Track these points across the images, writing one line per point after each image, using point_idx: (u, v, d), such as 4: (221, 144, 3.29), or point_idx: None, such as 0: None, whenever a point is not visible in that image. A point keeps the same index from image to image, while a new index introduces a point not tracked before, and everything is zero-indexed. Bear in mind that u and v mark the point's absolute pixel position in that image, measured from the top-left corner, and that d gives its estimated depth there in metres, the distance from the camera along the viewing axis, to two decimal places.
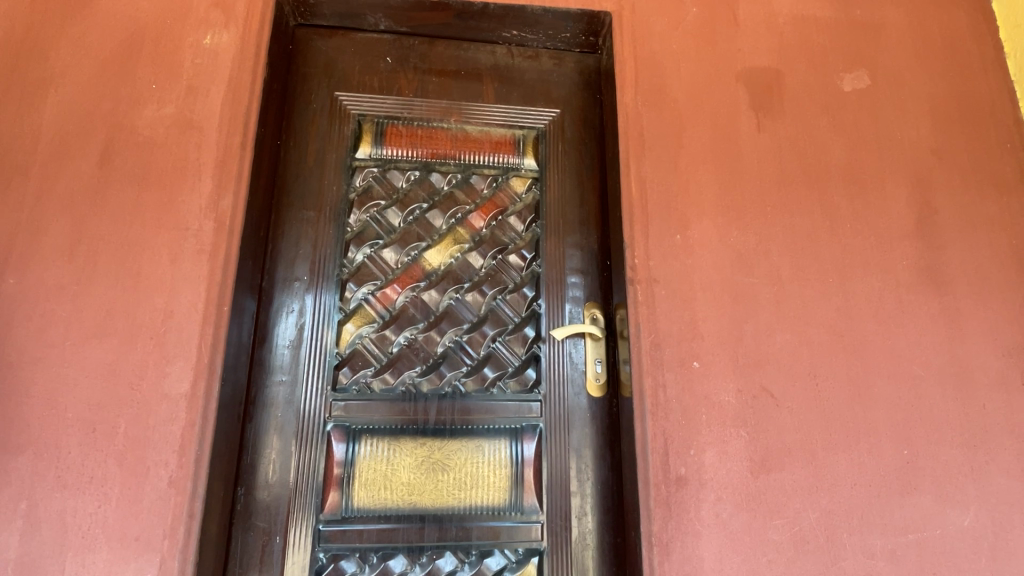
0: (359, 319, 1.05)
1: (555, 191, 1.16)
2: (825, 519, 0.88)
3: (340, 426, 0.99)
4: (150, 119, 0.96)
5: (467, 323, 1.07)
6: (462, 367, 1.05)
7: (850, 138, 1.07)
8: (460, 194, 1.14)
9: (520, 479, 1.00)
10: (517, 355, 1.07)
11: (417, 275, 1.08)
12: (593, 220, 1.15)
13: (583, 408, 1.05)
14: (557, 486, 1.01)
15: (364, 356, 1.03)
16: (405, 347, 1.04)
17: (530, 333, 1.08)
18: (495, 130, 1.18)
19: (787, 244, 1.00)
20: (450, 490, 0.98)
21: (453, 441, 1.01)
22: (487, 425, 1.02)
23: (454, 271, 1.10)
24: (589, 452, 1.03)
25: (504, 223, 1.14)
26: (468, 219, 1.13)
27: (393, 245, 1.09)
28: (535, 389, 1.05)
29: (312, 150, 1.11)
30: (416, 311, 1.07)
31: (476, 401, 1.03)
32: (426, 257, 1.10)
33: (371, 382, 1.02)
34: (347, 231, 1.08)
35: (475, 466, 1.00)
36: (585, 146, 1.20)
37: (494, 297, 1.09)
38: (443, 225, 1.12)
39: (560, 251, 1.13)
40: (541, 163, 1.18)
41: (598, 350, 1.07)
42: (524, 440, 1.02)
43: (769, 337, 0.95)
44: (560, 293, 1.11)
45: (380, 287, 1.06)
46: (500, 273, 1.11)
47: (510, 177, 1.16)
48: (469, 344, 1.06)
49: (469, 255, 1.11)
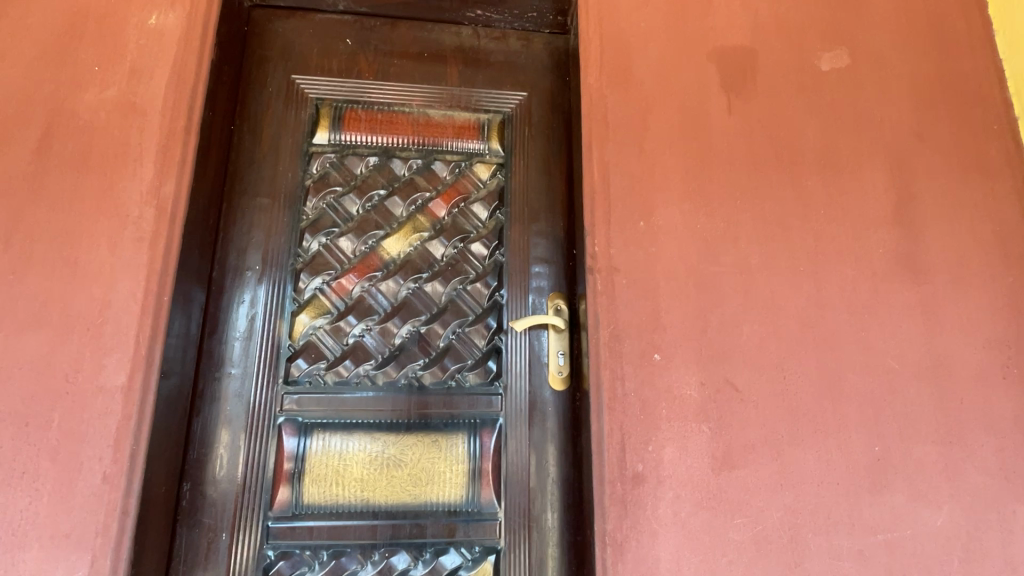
0: (314, 309, 1.01)
1: (521, 177, 1.12)
2: (790, 518, 0.84)
3: (292, 420, 0.96)
4: (91, 102, 0.92)
5: (427, 314, 1.04)
6: (420, 360, 1.01)
7: (826, 120, 1.02)
8: (420, 180, 1.10)
9: (478, 475, 0.97)
10: (477, 347, 1.03)
11: (374, 264, 1.05)
12: (559, 207, 1.11)
13: (545, 401, 1.01)
14: (516, 482, 0.98)
15: (318, 348, 1.00)
16: (361, 339, 1.01)
17: (492, 324, 1.05)
18: (459, 114, 1.14)
19: (757, 231, 0.95)
20: (404, 487, 0.95)
21: (409, 435, 0.97)
22: (445, 420, 0.99)
23: (413, 260, 1.06)
24: (550, 448, 1.00)
25: (467, 210, 1.10)
26: (429, 206, 1.09)
27: (350, 233, 1.05)
28: (495, 383, 1.02)
29: (267, 136, 1.07)
30: (373, 302, 1.03)
31: (434, 395, 1.00)
32: (384, 245, 1.06)
33: (325, 375, 0.99)
34: (303, 220, 1.05)
35: (431, 462, 0.97)
36: (553, 130, 1.15)
37: (455, 287, 1.06)
38: (403, 213, 1.08)
39: (525, 240, 1.09)
40: (506, 149, 1.13)
41: (562, 343, 1.03)
42: (483, 435, 0.99)
43: (735, 328, 0.91)
44: (524, 284, 1.07)
45: (336, 276, 1.03)
46: (462, 262, 1.07)
47: (474, 162, 1.12)
48: (428, 336, 1.03)
49: (429, 244, 1.07)
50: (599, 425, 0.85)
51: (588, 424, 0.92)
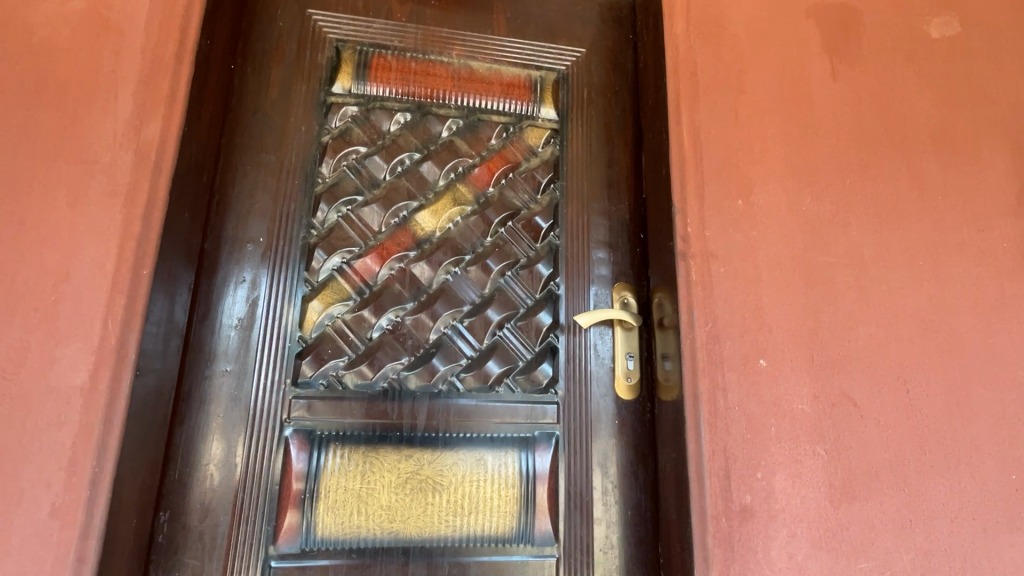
0: (330, 295, 0.82)
1: (579, 148, 0.95)
2: (921, 561, 0.69)
3: (302, 433, 0.77)
4: (48, 14, 0.70)
5: (468, 304, 0.86)
6: (461, 360, 0.83)
7: (939, 94, 0.88)
8: (462, 144, 0.91)
9: (531, 502, 0.80)
10: (530, 346, 0.86)
11: (406, 242, 0.86)
12: (623, 184, 0.95)
13: (609, 413, 0.85)
14: (577, 511, 0.81)
15: (336, 343, 0.80)
16: (388, 333, 0.82)
17: (546, 319, 0.87)
18: (507, 69, 0.96)
19: (870, 217, 0.81)
20: (442, 516, 0.77)
21: (447, 453, 0.79)
22: (491, 434, 0.81)
23: (453, 239, 0.88)
24: (616, 470, 0.83)
25: (516, 182, 0.92)
26: (471, 175, 0.91)
27: (377, 203, 0.86)
28: (550, 390, 0.84)
29: (276, 80, 0.87)
30: (404, 287, 0.84)
31: (478, 403, 0.82)
32: (417, 220, 0.87)
33: (343, 376, 0.79)
34: (319, 184, 0.85)
35: (474, 487, 0.78)
36: (615, 95, 0.99)
37: (502, 273, 0.88)
38: (440, 182, 0.89)
39: (584, 220, 0.92)
40: (562, 113, 0.96)
41: (630, 343, 0.87)
42: (537, 453, 0.82)
43: (851, 330, 0.76)
44: (584, 272, 0.90)
45: (359, 254, 0.84)
46: (511, 244, 0.89)
47: (524, 127, 0.95)
48: (470, 331, 0.85)
49: (472, 220, 0.89)
50: (696, 447, 0.69)
51: (672, 443, 0.76)
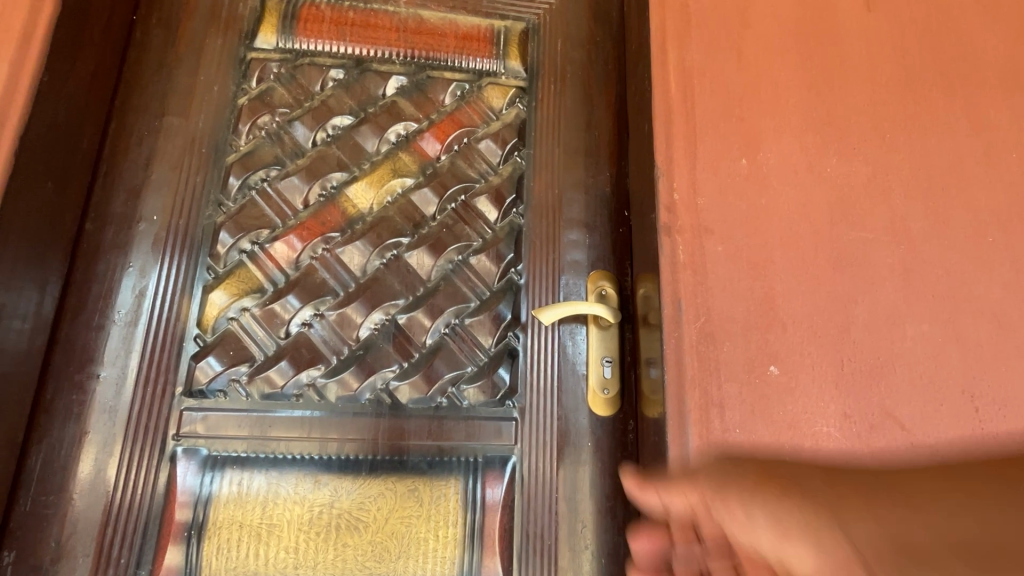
0: (236, 284, 0.67)
1: (550, 109, 0.79)
2: None
3: (192, 454, 0.62)
4: None
5: (408, 296, 0.70)
6: (395, 364, 0.67)
7: (1009, 24, 0.68)
8: (406, 106, 0.76)
9: (476, 545, 0.63)
10: (482, 349, 0.70)
11: (333, 221, 0.71)
12: (604, 150, 0.78)
13: (580, 434, 0.67)
14: (536, 558, 0.64)
15: (240, 343, 0.66)
16: (306, 331, 0.67)
17: (504, 315, 0.71)
18: (465, 18, 0.81)
19: (919, 180, 0.62)
20: (361, 562, 0.61)
21: (373, 481, 0.63)
22: (429, 457, 0.65)
23: (391, 217, 0.72)
24: (588, 504, 0.66)
25: (472, 150, 0.77)
26: (417, 142, 0.75)
27: (299, 175, 0.72)
28: (506, 403, 0.68)
29: (186, 35, 0.74)
30: (328, 275, 0.69)
31: (414, 418, 0.66)
32: (348, 194, 0.72)
33: (247, 384, 0.65)
34: (231, 153, 0.71)
35: (405, 525, 0.62)
36: (596, 46, 0.82)
37: (451, 259, 0.72)
38: (378, 151, 0.74)
39: (554, 195, 0.76)
40: (530, 69, 0.80)
41: (608, 345, 0.70)
42: (487, 482, 0.65)
43: (895, 327, 0.57)
44: (552, 258, 0.73)
45: (274, 236, 0.69)
46: (463, 224, 0.74)
47: (484, 86, 0.79)
48: (408, 329, 0.69)
49: (416, 194, 0.73)
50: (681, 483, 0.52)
51: (657, 476, 0.58)
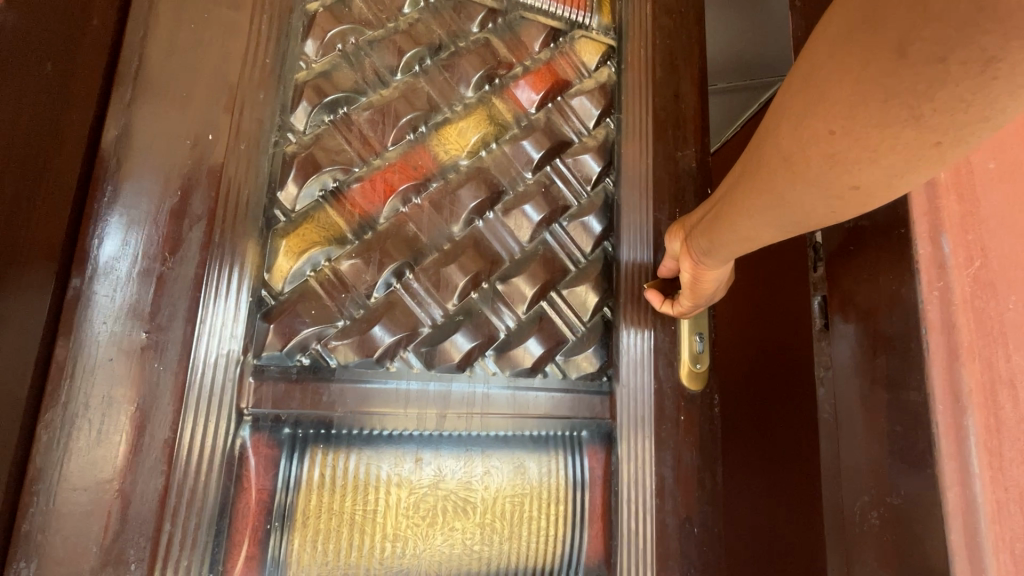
0: (317, 231, 0.56)
1: (642, 74, 0.75)
2: None
3: (270, 431, 0.52)
4: None
5: (507, 259, 0.64)
6: (495, 333, 0.61)
7: None
8: (500, 47, 0.68)
9: (582, 523, 0.60)
10: (579, 320, 0.66)
11: (424, 167, 0.62)
12: (688, 126, 0.77)
13: (675, 402, 0.67)
14: (636, 538, 0.62)
15: (323, 302, 0.55)
16: (400, 287, 0.59)
17: (603, 285, 0.67)
18: None
19: None
20: (467, 547, 0.56)
21: (479, 460, 0.58)
22: (531, 432, 0.61)
23: (488, 169, 0.65)
24: (684, 473, 0.66)
25: (566, 108, 0.70)
26: (512, 90, 0.67)
27: (388, 107, 0.61)
28: (602, 375, 0.65)
29: None
30: (422, 230, 0.61)
31: (516, 391, 0.60)
32: (440, 138, 0.63)
33: (334, 351, 0.55)
34: (301, 71, 0.58)
35: (511, 506, 0.58)
36: (682, 17, 0.80)
37: (548, 224, 0.67)
38: (471, 92, 0.66)
39: (646, 165, 0.73)
40: (620, 27, 0.75)
41: (698, 320, 0.70)
42: (589, 457, 0.62)
43: None
44: (648, 229, 0.71)
45: (360, 177, 0.59)
46: (557, 188, 0.68)
47: (576, 39, 0.72)
48: (510, 297, 0.63)
49: (512, 149, 0.66)
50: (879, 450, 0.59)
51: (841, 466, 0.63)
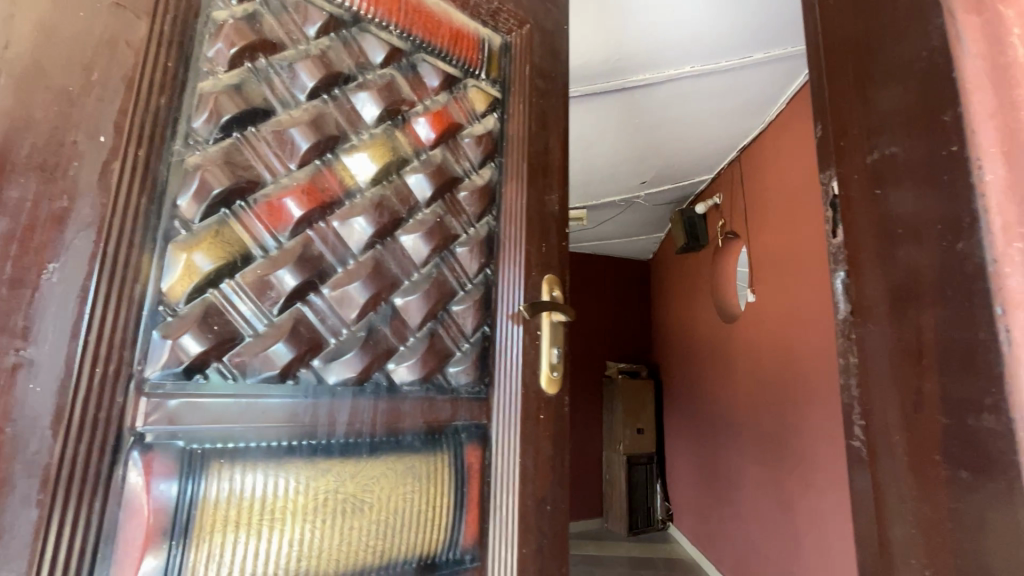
0: (219, 246, 0.58)
1: (520, 126, 0.84)
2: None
3: (163, 449, 0.52)
4: None
5: (405, 281, 0.69)
6: (393, 348, 0.67)
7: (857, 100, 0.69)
8: (402, 84, 0.74)
9: (462, 512, 0.68)
10: (465, 335, 0.74)
11: (328, 189, 0.65)
12: (556, 177, 0.87)
13: (536, 404, 0.76)
14: (504, 520, 0.71)
15: (225, 316, 0.57)
16: (303, 306, 0.62)
17: (487, 303, 0.76)
18: (457, 16, 0.81)
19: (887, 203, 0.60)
20: (365, 542, 0.61)
21: (374, 463, 0.63)
22: (423, 434, 0.67)
23: (388, 198, 0.70)
24: (543, 461, 0.76)
25: (458, 146, 0.78)
26: (412, 125, 0.74)
27: (298, 129, 0.64)
28: (484, 383, 0.74)
29: None
30: (327, 249, 0.64)
31: (409, 399, 0.66)
32: (345, 163, 0.67)
33: (235, 366, 0.57)
34: (208, 81, 0.59)
35: (404, 502, 0.64)
36: (553, 79, 0.91)
37: (441, 248, 0.74)
38: (377, 123, 0.70)
39: (523, 205, 0.82)
40: (502, 84, 0.85)
41: (556, 335, 0.80)
42: (471, 454, 0.70)
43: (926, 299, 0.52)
44: (519, 266, 0.79)
45: (264, 195, 0.61)
46: (450, 218, 0.75)
47: (468, 88, 0.81)
48: (406, 313, 0.69)
49: (410, 178, 0.72)
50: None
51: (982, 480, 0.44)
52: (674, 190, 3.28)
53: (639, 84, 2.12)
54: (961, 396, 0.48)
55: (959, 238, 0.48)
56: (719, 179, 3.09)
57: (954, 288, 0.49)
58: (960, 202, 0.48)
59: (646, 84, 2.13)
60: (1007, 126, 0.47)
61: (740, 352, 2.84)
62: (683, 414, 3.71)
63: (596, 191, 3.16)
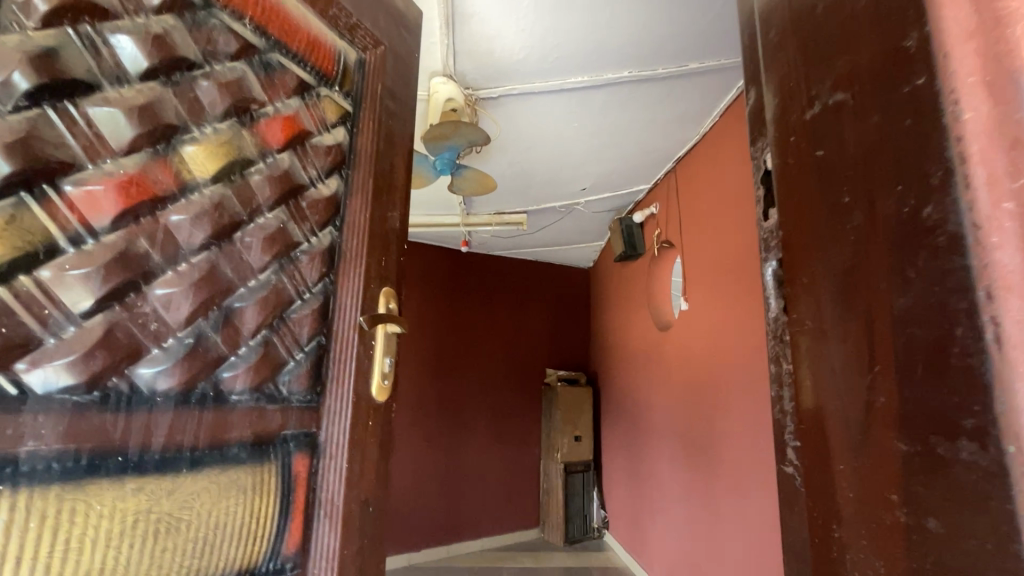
0: (13, 235, 0.46)
1: (370, 141, 0.84)
2: None
3: None
4: None
5: (241, 287, 0.64)
6: (223, 357, 0.61)
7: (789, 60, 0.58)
8: (252, 83, 0.69)
9: (285, 519, 0.65)
10: (300, 345, 0.69)
11: (161, 182, 0.58)
12: (399, 195, 0.89)
13: (366, 410, 0.75)
14: (326, 524, 0.68)
15: (20, 317, 0.46)
16: (120, 309, 0.53)
17: (327, 311, 0.73)
18: (316, 23, 0.78)
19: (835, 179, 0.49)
20: (179, 566, 0.55)
21: (194, 478, 0.57)
22: (250, 443, 0.62)
23: (228, 201, 0.64)
24: (367, 464, 0.75)
25: (308, 153, 0.75)
26: (260, 126, 0.69)
27: (127, 110, 0.56)
28: (317, 390, 0.70)
29: None
30: (154, 248, 0.57)
31: (239, 409, 0.61)
32: (183, 156, 0.61)
33: (24, 378, 0.46)
34: (14, 37, 0.48)
35: (227, 517, 0.59)
36: (401, 100, 0.93)
37: (282, 255, 0.69)
38: (223, 117, 0.65)
39: (370, 218, 0.81)
40: (356, 99, 0.84)
41: (390, 344, 0.80)
42: (296, 459, 0.67)
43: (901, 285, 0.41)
44: (359, 276, 0.77)
45: (79, 179, 0.51)
46: (292, 224, 0.71)
47: (321, 97, 0.78)
48: (240, 319, 0.64)
49: (253, 181, 0.67)
50: None
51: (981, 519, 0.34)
52: (612, 199, 3.34)
53: (579, 87, 2.14)
54: (934, 412, 0.37)
55: (927, 202, 0.38)
56: (654, 190, 3.18)
57: (920, 271, 0.39)
58: (933, 159, 0.38)
59: (588, 88, 2.15)
60: (996, 51, 0.35)
61: (673, 356, 2.91)
62: (618, 423, 3.76)
63: (535, 194, 3.16)
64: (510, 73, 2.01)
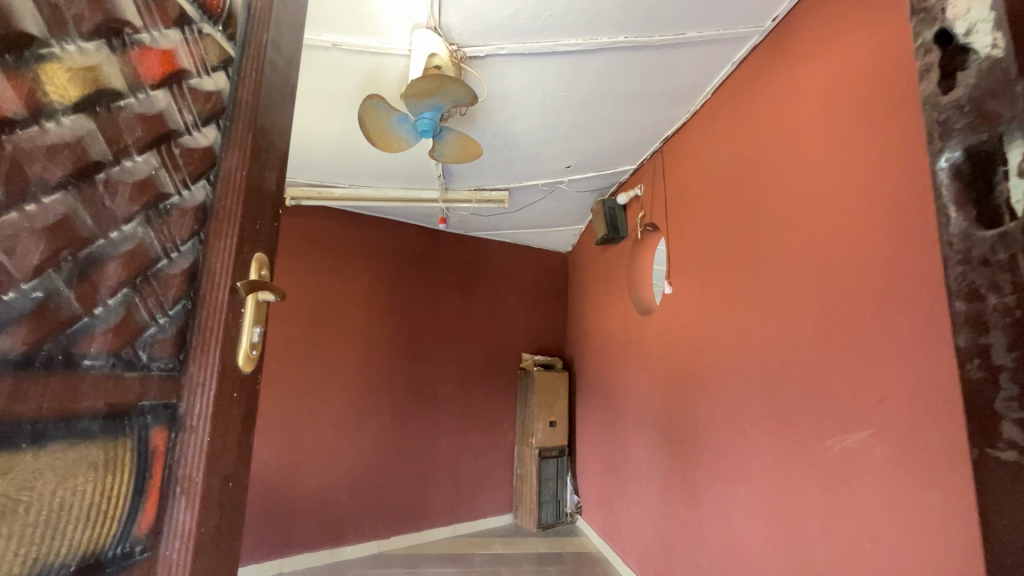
0: None
1: (254, 92, 0.72)
2: None
3: None
4: None
5: (102, 239, 0.53)
6: (77, 318, 0.50)
7: None
8: (127, 4, 0.56)
9: (139, 496, 0.56)
10: (160, 312, 0.59)
11: (13, 102, 0.45)
12: (278, 158, 0.79)
13: (231, 382, 0.65)
14: (183, 504, 0.59)
15: None
16: None
17: (197, 274, 0.63)
18: None
19: None
20: (9, 556, 0.44)
21: (36, 450, 0.46)
22: (103, 414, 0.52)
23: (91, 138, 0.52)
24: (231, 436, 0.66)
25: (184, 97, 0.63)
26: (134, 54, 0.57)
27: None
28: (183, 360, 0.61)
29: None
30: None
31: (95, 375, 0.51)
32: (41, 72, 0.47)
33: None
34: None
35: (72, 496, 0.50)
36: (287, 50, 0.82)
37: (147, 209, 0.58)
38: (91, 36, 0.52)
39: (250, 178, 0.71)
40: (241, 43, 0.72)
41: (258, 313, 0.71)
42: (153, 430, 0.57)
43: None
44: (235, 238, 0.67)
45: None
46: (164, 172, 0.61)
47: (203, 34, 0.66)
48: (97, 276, 0.52)
49: (123, 119, 0.56)
50: None
51: None
52: (597, 179, 3.26)
53: (574, 50, 2.03)
54: None
55: None
56: (639, 171, 3.11)
57: None
58: None
59: (581, 51, 2.04)
60: None
61: (653, 337, 2.86)
62: (594, 406, 3.75)
63: (519, 169, 3.07)
64: (502, 31, 1.89)
